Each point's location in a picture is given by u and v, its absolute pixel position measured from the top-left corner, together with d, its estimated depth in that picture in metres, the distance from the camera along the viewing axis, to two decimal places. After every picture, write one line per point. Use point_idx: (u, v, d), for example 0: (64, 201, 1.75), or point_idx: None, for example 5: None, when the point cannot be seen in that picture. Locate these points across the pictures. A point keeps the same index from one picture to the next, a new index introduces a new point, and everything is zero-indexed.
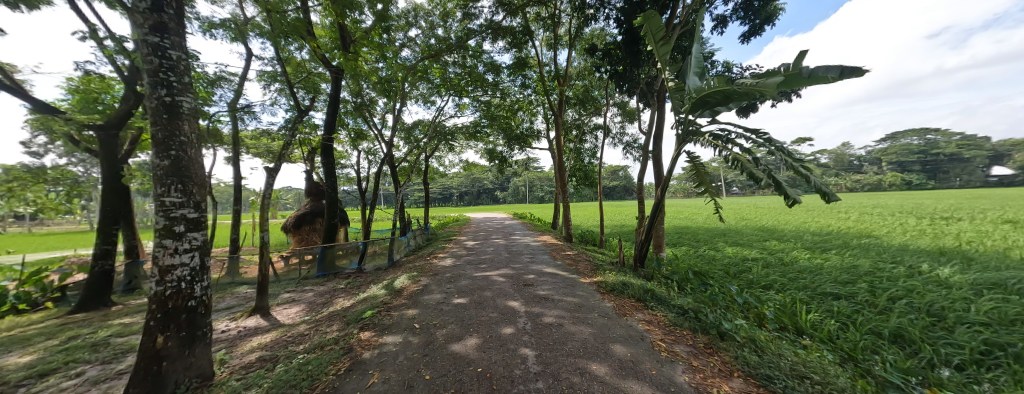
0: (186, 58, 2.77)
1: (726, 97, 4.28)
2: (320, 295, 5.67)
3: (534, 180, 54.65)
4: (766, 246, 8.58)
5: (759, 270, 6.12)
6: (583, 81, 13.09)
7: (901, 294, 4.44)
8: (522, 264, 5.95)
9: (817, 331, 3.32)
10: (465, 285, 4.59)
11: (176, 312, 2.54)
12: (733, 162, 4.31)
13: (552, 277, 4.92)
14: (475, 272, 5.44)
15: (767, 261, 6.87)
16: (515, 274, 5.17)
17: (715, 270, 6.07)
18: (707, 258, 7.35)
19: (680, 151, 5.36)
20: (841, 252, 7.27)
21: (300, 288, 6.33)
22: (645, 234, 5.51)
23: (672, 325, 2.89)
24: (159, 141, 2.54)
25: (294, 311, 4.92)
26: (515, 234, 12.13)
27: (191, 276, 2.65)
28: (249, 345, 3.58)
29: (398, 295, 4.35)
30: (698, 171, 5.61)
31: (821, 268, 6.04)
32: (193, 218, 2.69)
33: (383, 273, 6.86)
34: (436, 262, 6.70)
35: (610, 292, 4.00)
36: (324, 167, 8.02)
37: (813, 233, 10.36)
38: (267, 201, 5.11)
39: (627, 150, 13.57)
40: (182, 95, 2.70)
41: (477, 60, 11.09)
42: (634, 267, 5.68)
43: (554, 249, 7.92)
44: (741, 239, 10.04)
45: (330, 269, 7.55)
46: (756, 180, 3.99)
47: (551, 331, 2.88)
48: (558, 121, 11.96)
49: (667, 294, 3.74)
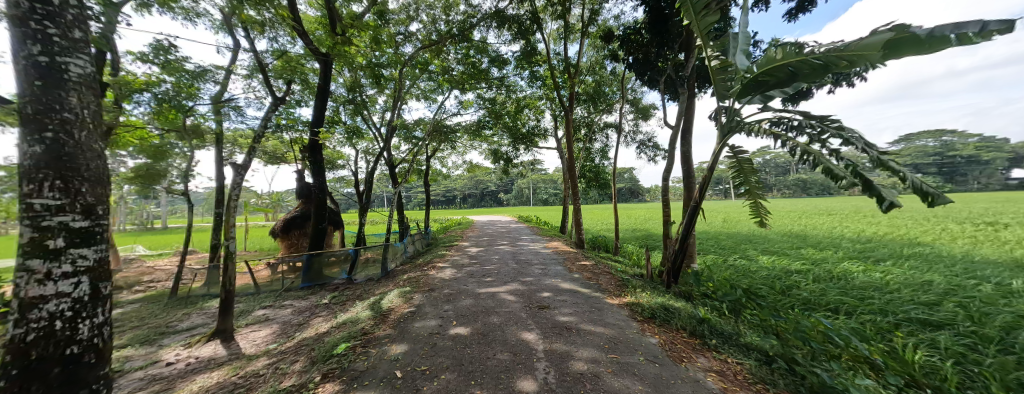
0: (78, 6, 1.98)
1: (790, 76, 3.41)
2: (298, 314, 4.86)
3: (537, 182, 53.83)
4: (806, 256, 7.62)
5: (811, 286, 5.22)
6: (593, 76, 12.32)
7: (1014, 321, 3.52)
8: (533, 277, 5.11)
9: (942, 383, 2.46)
10: (466, 307, 3.76)
11: (44, 366, 1.75)
12: (800, 155, 3.41)
13: (572, 297, 4.05)
14: (479, 287, 4.59)
15: (815, 274, 5.96)
16: (527, 291, 4.31)
17: (761, 287, 5.15)
18: (743, 270, 6.42)
19: (722, 145, 4.45)
20: (897, 263, 6.35)
21: (278, 303, 5.54)
22: (677, 244, 4.67)
23: (759, 382, 2.04)
24: (28, 118, 1.75)
25: (261, 335, 4.11)
26: (522, 240, 11.32)
27: (75, 311, 1.85)
28: (186, 389, 2.77)
29: (383, 319, 3.53)
30: (741, 168, 4.41)
31: (887, 284, 5.12)
32: (81, 228, 1.89)
33: (375, 285, 6.08)
34: (434, 274, 5.86)
35: (650, 319, 3.16)
36: (312, 165, 7.25)
37: (850, 241, 9.40)
38: (233, 203, 4.32)
39: (641, 149, 12.72)
40: (71, 56, 1.91)
41: (481, 53, 10.31)
42: (665, 283, 4.83)
43: (567, 258, 7.04)
44: (771, 247, 9.09)
45: (316, 279, 6.78)
46: (836, 177, 3.10)
47: (586, 388, 2.02)
48: (568, 117, 11.09)
49: (727, 326, 2.91)
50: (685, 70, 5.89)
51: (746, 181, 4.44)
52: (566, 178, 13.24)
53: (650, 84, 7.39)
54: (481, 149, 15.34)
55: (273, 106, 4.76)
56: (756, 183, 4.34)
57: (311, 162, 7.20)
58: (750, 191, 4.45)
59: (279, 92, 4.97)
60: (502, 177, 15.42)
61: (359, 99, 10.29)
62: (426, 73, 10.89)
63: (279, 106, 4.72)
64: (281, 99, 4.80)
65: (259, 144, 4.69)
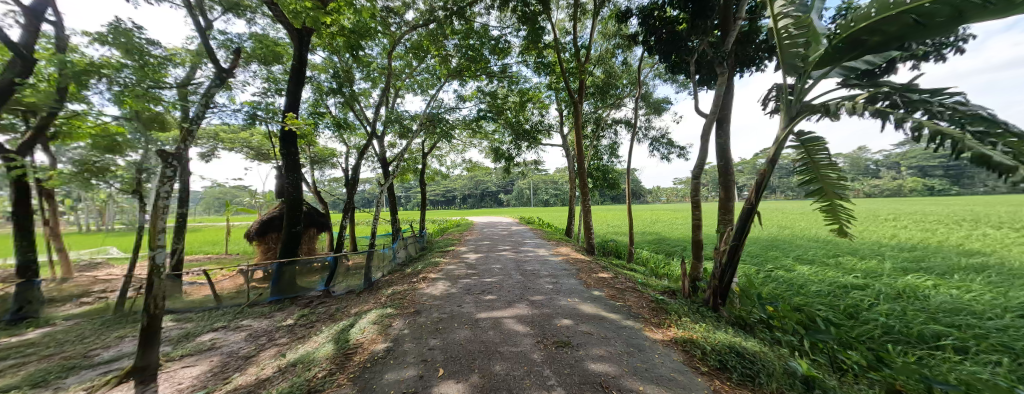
0: None
1: (912, 29, 2.45)
2: (251, 341, 3.90)
3: (537, 182, 52.79)
4: (852, 267, 6.67)
5: (885, 309, 4.25)
6: (603, 68, 11.43)
7: None
8: (544, 295, 4.16)
9: None
10: (460, 342, 2.82)
11: None
12: (932, 142, 2.37)
13: (599, 326, 3.10)
14: (478, 311, 3.62)
15: (878, 290, 5.01)
16: (538, 318, 3.35)
17: (821, 308, 4.25)
18: (789, 286, 5.47)
19: (790, 132, 3.44)
20: (972, 278, 5.40)
21: (234, 324, 4.58)
22: (727, 257, 3.73)
23: None
24: None
25: (191, 375, 3.14)
26: (525, 244, 10.44)
27: None
28: None
29: (345, 363, 2.58)
30: (814, 160, 3.39)
31: (981, 306, 4.15)
32: None
33: (354, 301, 5.13)
34: (424, 288, 4.89)
35: (721, 373, 2.19)
36: (284, 159, 6.28)
37: (891, 248, 8.46)
38: (160, 202, 3.35)
39: (654, 146, 11.81)
40: None
41: (481, 41, 9.37)
42: (710, 305, 3.89)
43: (581, 268, 6.06)
44: (805, 254, 8.17)
45: (287, 292, 5.81)
46: (991, 166, 1.95)
47: None
48: (577, 111, 10.11)
49: (845, 391, 1.95)
50: (723, 46, 4.92)
51: (820, 178, 3.38)
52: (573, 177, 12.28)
53: (675, 68, 6.45)
54: (481, 146, 14.43)
55: (217, 80, 3.81)
56: (833, 179, 3.28)
57: (283, 156, 6.23)
58: (823, 189, 3.40)
59: (229, 66, 4.02)
60: (503, 176, 14.49)
61: (349, 92, 9.44)
62: (422, 61, 9.94)
63: (223, 80, 3.77)
64: (227, 71, 3.85)
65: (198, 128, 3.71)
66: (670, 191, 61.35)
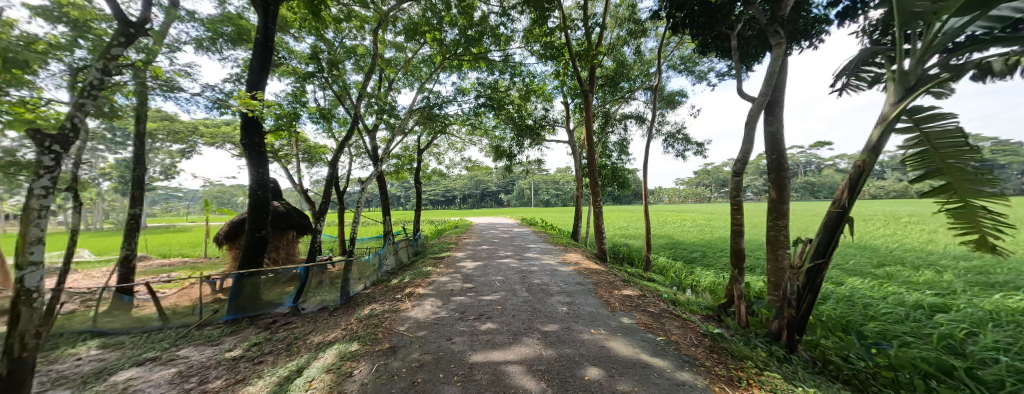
0: None
1: None
2: (173, 385, 2.96)
3: (538, 183, 51.76)
4: (912, 279, 5.73)
5: (999, 341, 3.29)
6: (614, 57, 10.43)
7: None
8: (559, 324, 3.23)
9: None
10: None
11: None
12: None
13: (645, 381, 2.16)
14: (472, 350, 2.70)
15: (968, 313, 4.06)
16: (555, 364, 2.42)
17: (917, 342, 3.29)
18: (850, 306, 4.53)
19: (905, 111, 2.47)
20: None
21: (167, 355, 3.65)
22: (805, 279, 2.76)
23: None
24: None
25: None
26: (529, 249, 9.52)
27: None
28: None
29: None
30: (938, 148, 2.39)
31: None
32: None
33: (321, 323, 4.19)
34: (407, 309, 3.98)
35: None
36: (245, 152, 5.32)
37: (943, 257, 7.46)
38: (35, 206, 2.44)
39: (668, 142, 10.90)
40: None
41: (481, 28, 8.45)
42: (784, 340, 2.91)
43: (598, 282, 5.10)
44: (845, 263, 7.23)
45: (247, 309, 4.87)
46: None
47: None
48: (586, 104, 9.10)
49: None
50: (780, 11, 3.94)
51: (948, 170, 2.34)
52: (580, 176, 11.33)
53: (706, 46, 5.48)
54: (481, 144, 13.51)
55: (122, 36, 3.08)
56: (969, 175, 2.24)
57: (245, 148, 5.29)
58: (952, 185, 2.34)
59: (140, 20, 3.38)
60: (502, 176, 13.36)
61: (335, 82, 8.51)
62: (415, 48, 9.02)
63: (127, 34, 3.13)
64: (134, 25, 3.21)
65: (91, 101, 2.80)
66: (672, 192, 60.63)
